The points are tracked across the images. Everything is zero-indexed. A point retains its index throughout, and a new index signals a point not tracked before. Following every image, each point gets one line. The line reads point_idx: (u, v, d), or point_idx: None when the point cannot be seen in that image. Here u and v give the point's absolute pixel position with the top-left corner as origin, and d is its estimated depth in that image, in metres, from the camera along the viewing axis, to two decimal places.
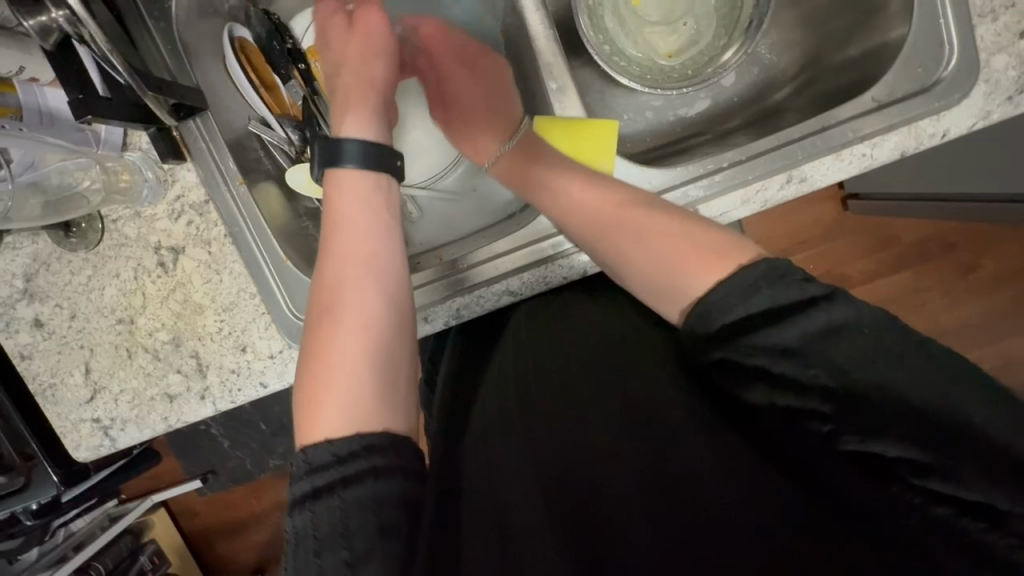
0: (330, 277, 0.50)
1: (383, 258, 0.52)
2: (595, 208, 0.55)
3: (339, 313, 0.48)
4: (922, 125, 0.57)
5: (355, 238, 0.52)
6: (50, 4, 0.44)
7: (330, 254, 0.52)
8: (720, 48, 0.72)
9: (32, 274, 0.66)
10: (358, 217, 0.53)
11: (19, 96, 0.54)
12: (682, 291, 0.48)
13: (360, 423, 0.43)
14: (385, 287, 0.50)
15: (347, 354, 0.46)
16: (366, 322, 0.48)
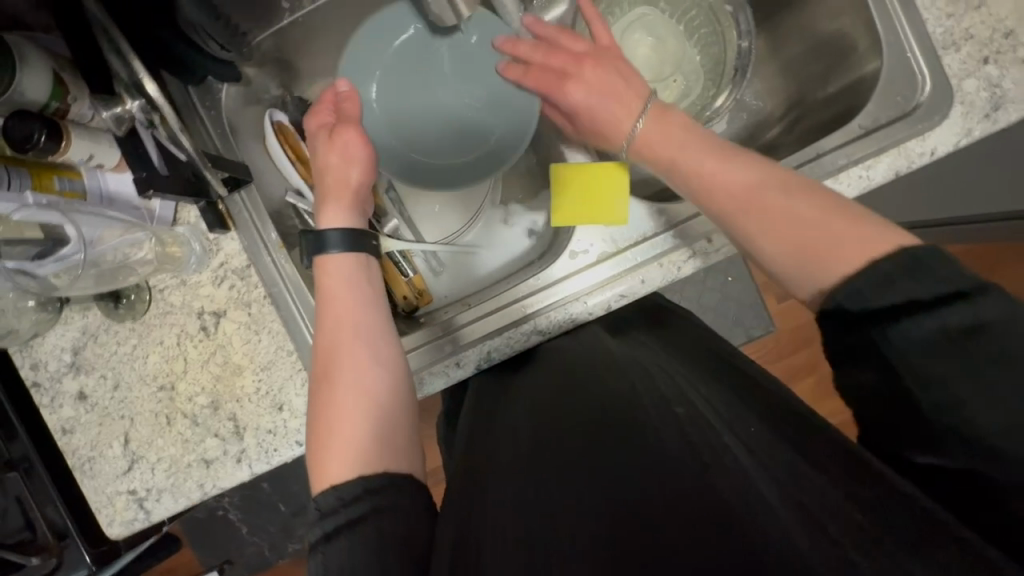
0: (332, 346, 0.55)
1: (381, 331, 0.57)
2: (735, 189, 0.54)
3: (342, 381, 0.53)
4: (910, 146, 0.62)
5: (356, 305, 0.57)
6: (128, 96, 0.53)
7: (332, 321, 0.56)
8: (711, 96, 0.79)
9: (80, 347, 0.68)
10: (355, 289, 0.58)
11: (85, 182, 0.59)
12: (817, 277, 0.49)
13: (362, 469, 0.48)
14: (381, 359, 0.55)
15: (349, 411, 0.52)
16: (365, 389, 0.53)
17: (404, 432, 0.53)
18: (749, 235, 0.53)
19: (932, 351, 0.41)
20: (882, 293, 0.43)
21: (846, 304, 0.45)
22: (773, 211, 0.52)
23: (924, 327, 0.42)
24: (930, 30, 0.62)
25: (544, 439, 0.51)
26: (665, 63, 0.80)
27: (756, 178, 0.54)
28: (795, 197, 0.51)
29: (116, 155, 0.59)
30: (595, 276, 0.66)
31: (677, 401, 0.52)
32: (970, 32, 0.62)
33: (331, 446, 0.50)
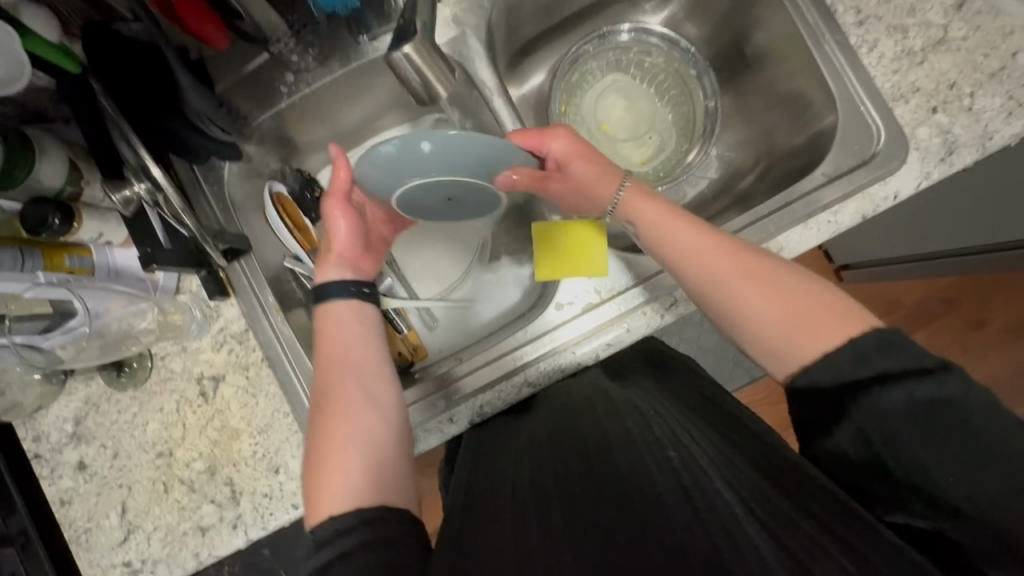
0: (328, 383, 0.55)
1: (378, 368, 0.57)
2: (708, 254, 0.55)
3: (338, 417, 0.53)
4: (872, 191, 0.65)
5: (354, 343, 0.58)
6: (134, 177, 0.57)
7: (329, 358, 0.57)
8: (684, 151, 0.84)
9: (82, 417, 0.70)
10: (353, 328, 0.58)
11: (94, 258, 0.63)
12: (790, 355, 0.50)
13: (357, 502, 0.48)
14: (377, 399, 0.55)
15: (343, 448, 0.51)
16: (361, 428, 0.53)
17: (396, 463, 0.53)
18: (739, 303, 0.53)
19: (905, 418, 0.43)
20: (858, 369, 0.46)
21: (816, 379, 0.48)
22: (757, 283, 0.52)
23: (897, 396, 0.44)
24: (880, 86, 0.67)
25: (541, 481, 0.52)
26: (640, 122, 0.85)
27: (723, 244, 0.55)
28: (764, 258, 0.54)
29: (123, 232, 0.63)
30: (582, 327, 0.68)
31: (668, 443, 0.52)
32: (917, 86, 0.66)
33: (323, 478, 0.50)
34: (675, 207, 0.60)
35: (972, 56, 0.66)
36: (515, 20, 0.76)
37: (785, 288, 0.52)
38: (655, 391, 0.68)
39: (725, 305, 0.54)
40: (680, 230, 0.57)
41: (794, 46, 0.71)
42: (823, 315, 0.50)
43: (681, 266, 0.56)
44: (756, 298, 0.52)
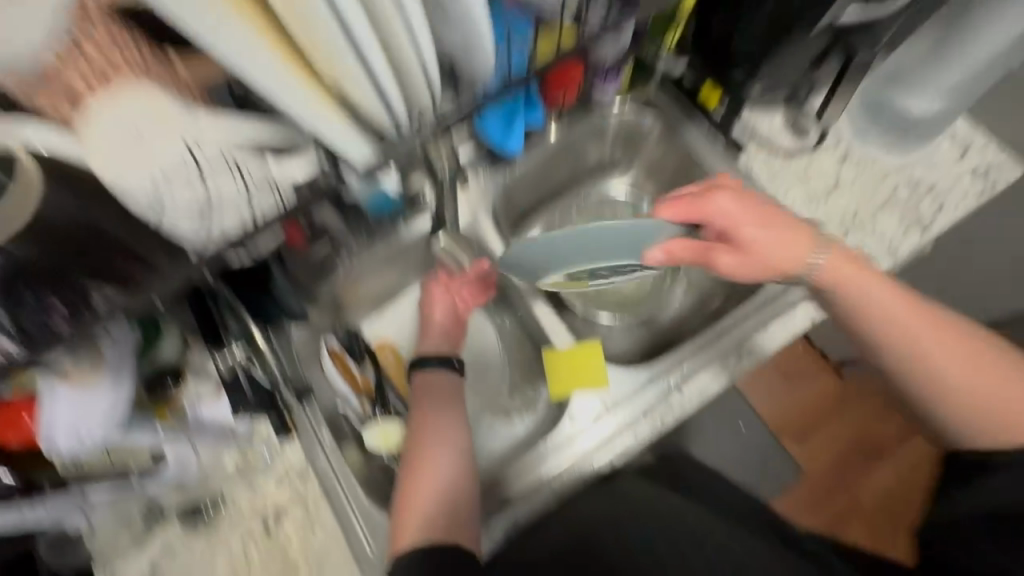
0: (414, 442, 0.72)
1: (453, 426, 0.73)
2: (891, 315, 0.67)
3: (421, 465, 0.70)
4: (814, 300, 0.82)
5: (436, 409, 0.75)
6: (233, 339, 0.73)
7: (416, 423, 0.73)
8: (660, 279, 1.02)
9: (156, 562, 0.77)
10: (435, 398, 0.76)
11: (187, 412, 0.73)
12: (973, 415, 0.64)
13: (431, 533, 0.64)
14: (456, 451, 0.71)
15: (426, 491, 0.68)
16: (440, 475, 0.69)
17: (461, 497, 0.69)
18: (933, 368, 0.65)
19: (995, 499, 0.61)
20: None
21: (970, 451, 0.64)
22: (976, 361, 0.65)
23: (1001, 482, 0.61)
24: (800, 220, 0.86)
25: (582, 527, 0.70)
26: None
27: (902, 297, 0.67)
28: (943, 318, 0.67)
29: (212, 387, 0.75)
30: (596, 437, 0.79)
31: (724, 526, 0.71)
32: (828, 217, 0.86)
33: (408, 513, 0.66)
34: (803, 230, 0.70)
35: (863, 192, 0.86)
36: (511, 199, 0.98)
37: (970, 354, 0.65)
38: (654, 482, 0.80)
39: (925, 372, 0.66)
40: (861, 291, 0.68)
41: None
42: (978, 371, 0.64)
43: (863, 317, 0.68)
44: (962, 363, 0.64)
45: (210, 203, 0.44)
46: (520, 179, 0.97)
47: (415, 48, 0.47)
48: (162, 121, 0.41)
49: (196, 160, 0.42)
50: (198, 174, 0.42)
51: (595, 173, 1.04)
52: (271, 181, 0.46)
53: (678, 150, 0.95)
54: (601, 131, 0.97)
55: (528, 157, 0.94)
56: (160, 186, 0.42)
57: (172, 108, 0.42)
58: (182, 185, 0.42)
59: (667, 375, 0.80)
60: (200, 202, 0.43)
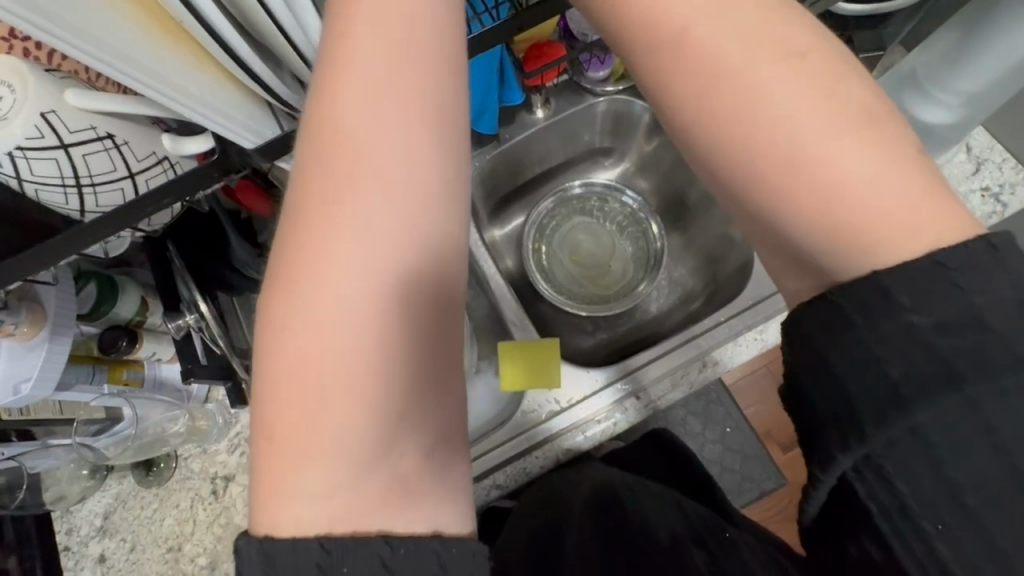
0: (341, 196, 0.33)
1: (422, 260, 0.33)
2: None
3: (328, 284, 0.32)
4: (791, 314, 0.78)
5: (390, 123, 0.33)
6: (186, 310, 0.73)
7: (345, 150, 0.33)
8: (638, 280, 0.99)
9: (110, 512, 0.79)
10: (414, 102, 0.34)
11: (145, 371, 0.77)
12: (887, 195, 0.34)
13: (332, 460, 0.31)
14: (382, 240, 0.33)
15: (299, 332, 0.32)
16: (370, 320, 0.32)
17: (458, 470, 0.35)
18: None
19: None
20: None
21: None
22: (783, 54, 0.35)
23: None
24: None
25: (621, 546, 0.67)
26: (604, 255, 1.02)
27: None
28: None
29: (171, 350, 0.78)
30: (543, 433, 0.78)
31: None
32: None
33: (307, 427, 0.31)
34: None
35: None
36: (492, 181, 0.94)
37: None
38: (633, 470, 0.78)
39: None
40: None
41: (717, 199, 0.88)
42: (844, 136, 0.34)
43: None
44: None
45: (85, 183, 0.43)
46: (505, 161, 0.92)
47: (281, 26, 0.40)
48: (23, 94, 0.40)
49: (56, 136, 0.41)
50: (69, 160, 0.42)
51: (583, 159, 0.99)
52: (159, 150, 0.46)
53: (674, 147, 0.91)
54: (591, 117, 0.91)
55: (512, 138, 0.89)
56: (13, 163, 0.40)
57: (25, 69, 0.40)
58: (41, 161, 0.41)
59: (624, 378, 0.78)
60: (66, 180, 0.42)
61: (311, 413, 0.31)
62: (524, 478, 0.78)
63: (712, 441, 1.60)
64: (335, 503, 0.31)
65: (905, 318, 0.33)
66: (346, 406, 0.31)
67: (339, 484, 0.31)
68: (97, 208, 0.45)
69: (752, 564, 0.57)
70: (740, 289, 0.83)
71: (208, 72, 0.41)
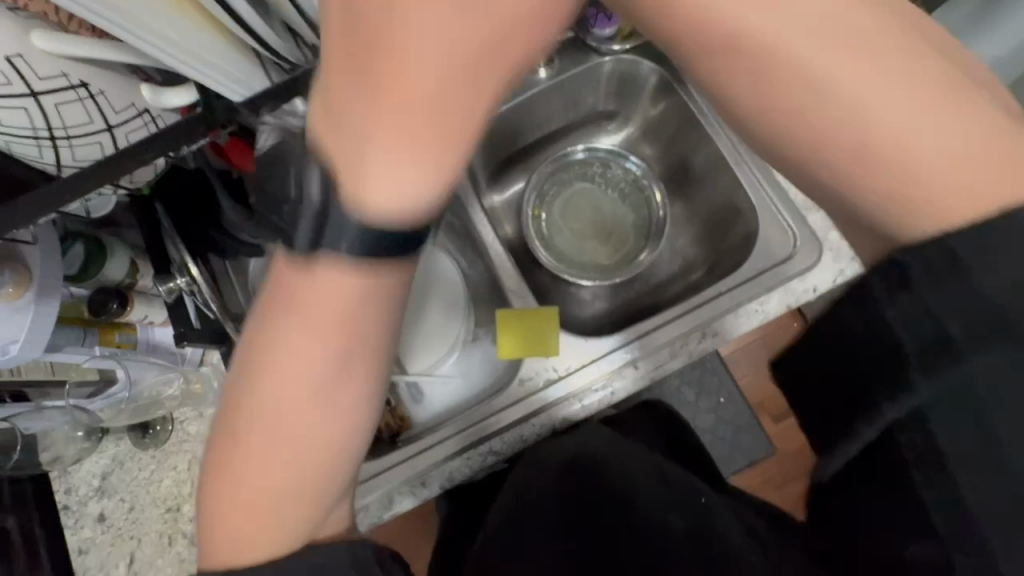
0: (281, 319, 0.36)
1: (342, 381, 0.37)
2: None
3: (264, 394, 0.37)
4: (794, 285, 0.76)
5: (394, 143, 0.29)
6: (178, 274, 0.71)
7: (343, 169, 0.30)
8: (639, 249, 0.98)
9: (108, 472, 0.79)
10: (424, 127, 0.28)
11: (138, 334, 0.76)
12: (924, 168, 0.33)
13: (254, 516, 0.39)
14: (307, 365, 0.36)
15: (244, 424, 0.38)
16: (297, 425, 0.38)
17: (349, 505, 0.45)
18: None
19: None
20: None
21: None
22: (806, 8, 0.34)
23: None
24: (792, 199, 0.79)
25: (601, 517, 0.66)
26: (605, 224, 1.00)
27: None
28: None
29: (163, 314, 0.77)
30: (540, 402, 0.78)
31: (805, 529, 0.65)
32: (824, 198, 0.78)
33: (242, 489, 0.39)
34: None
35: None
36: (492, 143, 0.91)
37: None
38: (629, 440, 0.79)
39: None
40: None
41: (724, 167, 0.85)
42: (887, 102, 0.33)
43: None
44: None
45: (59, 136, 0.41)
46: (505, 122, 0.89)
47: None
48: None
49: (24, 83, 0.38)
50: (40, 109, 0.39)
51: (585, 123, 0.96)
52: (139, 103, 0.44)
53: (681, 112, 0.88)
54: (595, 77, 0.88)
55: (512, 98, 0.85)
56: None
57: None
58: (8, 111, 0.38)
59: (622, 348, 0.77)
60: (37, 132, 0.40)
61: (244, 480, 0.39)
62: (520, 445, 0.78)
63: (706, 411, 1.62)
64: (258, 547, 0.40)
65: (952, 279, 0.31)
66: (272, 479, 0.39)
67: (262, 534, 0.40)
68: (74, 161, 0.42)
69: (735, 543, 0.57)
70: (743, 259, 0.81)
71: (196, 20, 0.40)
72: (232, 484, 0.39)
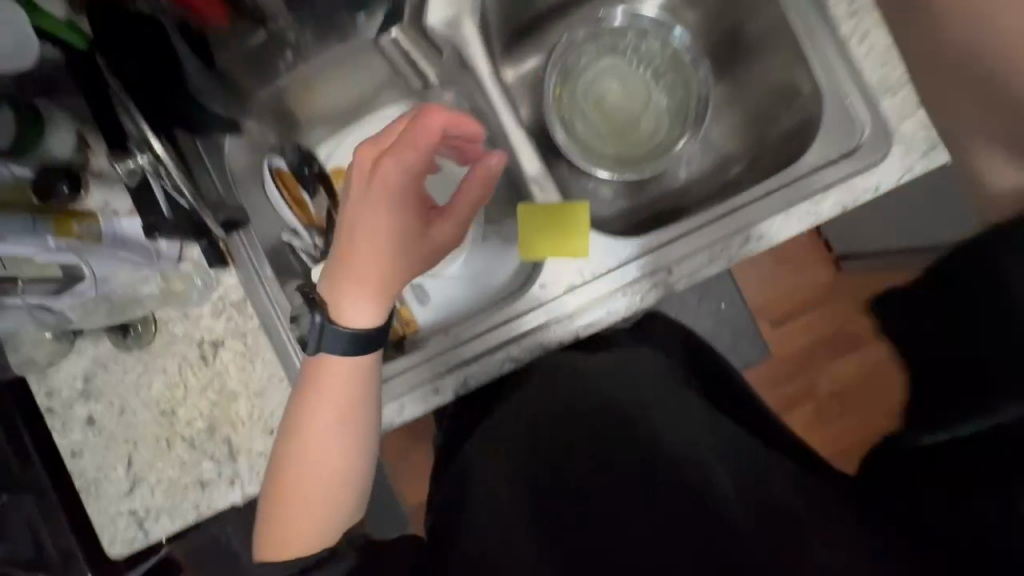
0: (330, 381, 0.58)
1: (351, 416, 0.58)
2: None
3: (313, 432, 0.58)
4: (855, 183, 0.68)
5: (374, 254, 0.57)
6: (137, 151, 0.60)
7: (353, 252, 0.57)
8: (675, 137, 0.85)
9: (91, 375, 0.73)
10: (389, 245, 0.58)
11: (101, 225, 0.65)
12: None
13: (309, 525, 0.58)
14: (337, 411, 0.58)
15: (287, 457, 0.58)
16: (339, 451, 0.59)
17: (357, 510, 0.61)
18: None
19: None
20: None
21: None
22: None
23: None
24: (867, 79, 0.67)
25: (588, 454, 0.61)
26: (635, 108, 0.87)
27: None
28: None
29: (127, 201, 0.67)
30: (562, 306, 0.71)
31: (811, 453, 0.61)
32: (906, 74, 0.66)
33: (303, 505, 0.58)
34: None
35: None
36: None
37: None
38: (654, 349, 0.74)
39: None
40: None
41: (785, 37, 0.72)
42: None
43: None
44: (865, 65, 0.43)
45: None
46: None
47: None
48: None
49: None
50: None
51: None
52: None
53: None
54: None
55: None
56: None
57: None
58: None
59: (657, 251, 0.70)
60: None
61: (300, 498, 0.58)
62: (540, 354, 0.72)
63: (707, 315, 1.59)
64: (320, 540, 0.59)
65: None
66: (314, 495, 0.58)
67: (321, 535, 0.59)
68: None
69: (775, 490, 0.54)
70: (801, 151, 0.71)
71: None
72: (288, 505, 0.58)
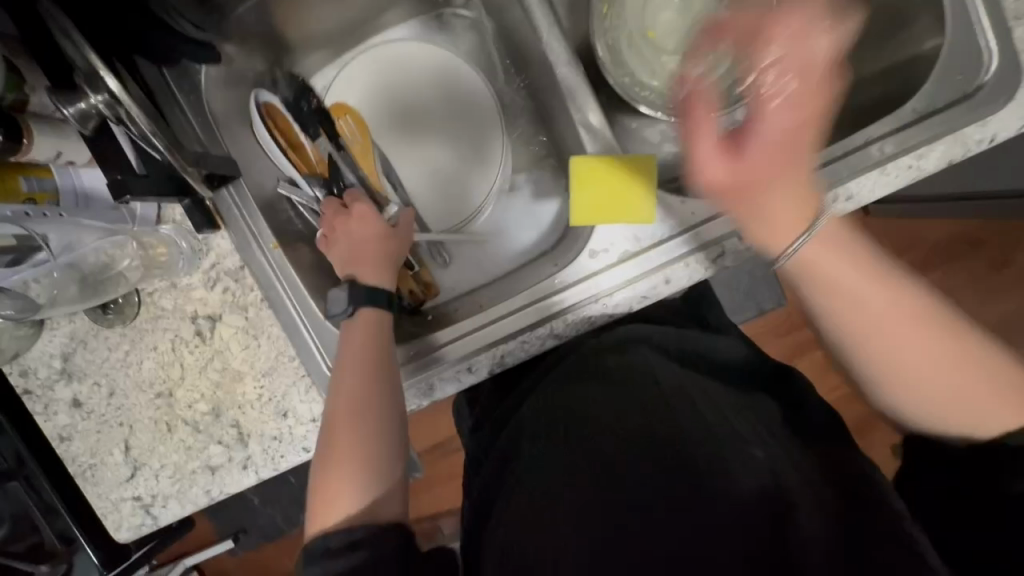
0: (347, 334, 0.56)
1: (373, 361, 0.55)
2: None
3: (338, 380, 0.54)
4: (969, 131, 0.57)
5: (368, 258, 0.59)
6: (89, 90, 0.46)
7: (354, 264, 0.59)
8: (743, 70, 0.71)
9: (70, 354, 0.64)
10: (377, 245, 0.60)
11: (56, 179, 0.53)
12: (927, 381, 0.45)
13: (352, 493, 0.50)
14: (359, 354, 0.55)
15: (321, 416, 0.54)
16: (364, 395, 0.54)
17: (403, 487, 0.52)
18: None
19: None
20: None
21: None
22: None
23: None
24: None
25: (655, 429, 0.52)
26: (693, 33, 0.73)
27: None
28: None
29: (87, 152, 0.55)
30: (611, 279, 0.62)
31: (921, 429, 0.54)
32: None
33: (340, 470, 0.51)
34: None
35: None
36: None
37: None
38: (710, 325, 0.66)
39: None
40: None
41: None
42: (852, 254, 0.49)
43: None
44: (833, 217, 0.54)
45: None
46: None
47: None
48: None
49: None
50: None
51: None
52: None
53: None
54: None
55: None
56: None
57: None
58: None
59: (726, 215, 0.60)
60: None
61: (337, 460, 0.52)
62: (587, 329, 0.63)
63: None
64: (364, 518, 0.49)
65: None
66: (351, 452, 0.52)
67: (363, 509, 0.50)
68: None
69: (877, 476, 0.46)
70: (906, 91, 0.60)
71: None
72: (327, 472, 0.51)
